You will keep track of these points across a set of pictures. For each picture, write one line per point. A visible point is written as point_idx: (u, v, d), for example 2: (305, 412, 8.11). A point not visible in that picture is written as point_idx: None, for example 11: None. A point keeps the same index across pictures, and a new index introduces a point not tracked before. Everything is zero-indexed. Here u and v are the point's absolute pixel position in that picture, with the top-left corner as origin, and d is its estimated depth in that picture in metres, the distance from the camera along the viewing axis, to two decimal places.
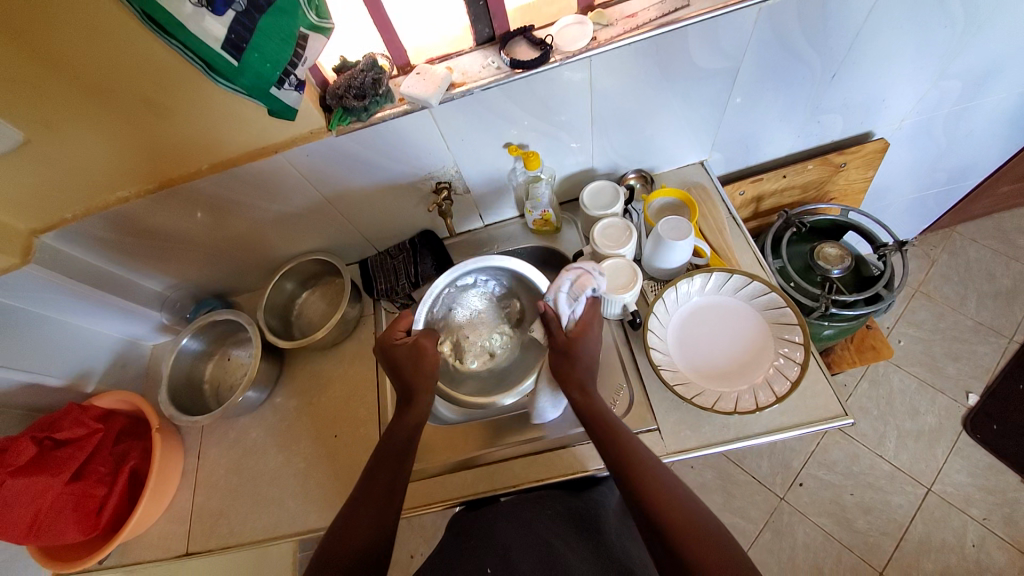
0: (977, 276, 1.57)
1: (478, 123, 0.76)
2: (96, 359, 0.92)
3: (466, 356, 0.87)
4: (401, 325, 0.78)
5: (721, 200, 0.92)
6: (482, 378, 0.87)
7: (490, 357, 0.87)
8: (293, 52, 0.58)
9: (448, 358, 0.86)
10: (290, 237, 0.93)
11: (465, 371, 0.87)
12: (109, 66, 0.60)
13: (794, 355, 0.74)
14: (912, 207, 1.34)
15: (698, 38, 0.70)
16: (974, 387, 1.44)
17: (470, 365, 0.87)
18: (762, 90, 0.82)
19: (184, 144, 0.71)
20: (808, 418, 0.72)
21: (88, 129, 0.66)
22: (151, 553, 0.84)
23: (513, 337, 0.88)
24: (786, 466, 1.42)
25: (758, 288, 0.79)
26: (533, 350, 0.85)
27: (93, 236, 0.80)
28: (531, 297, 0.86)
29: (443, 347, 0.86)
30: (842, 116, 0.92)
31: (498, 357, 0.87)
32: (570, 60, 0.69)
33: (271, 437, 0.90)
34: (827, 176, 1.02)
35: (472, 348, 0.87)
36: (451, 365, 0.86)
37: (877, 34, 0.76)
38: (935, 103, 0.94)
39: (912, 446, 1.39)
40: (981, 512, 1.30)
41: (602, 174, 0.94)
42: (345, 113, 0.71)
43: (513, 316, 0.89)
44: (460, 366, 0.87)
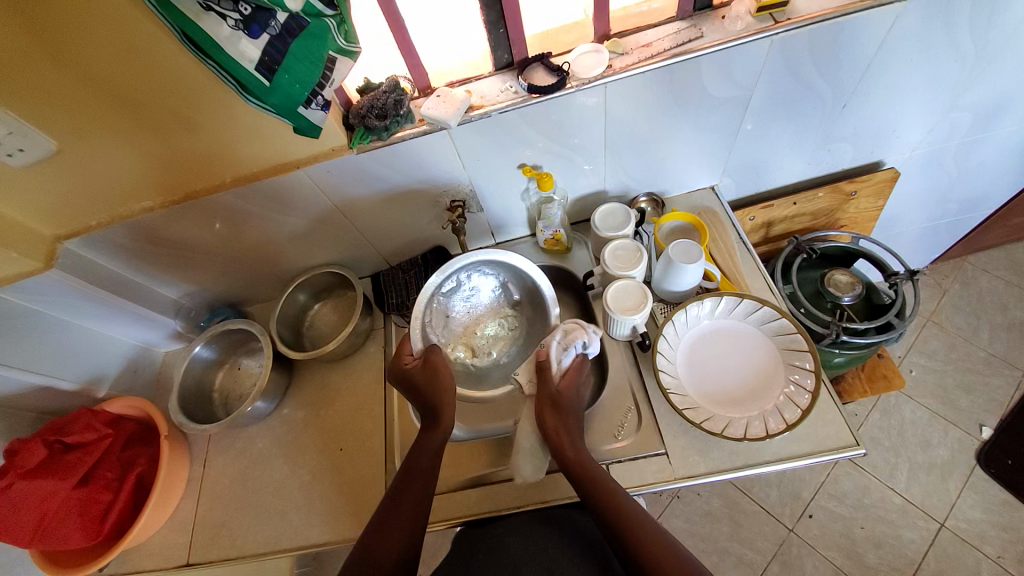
0: (990, 307, 1.56)
1: (494, 144, 0.78)
2: (109, 364, 0.93)
3: (483, 352, 0.88)
4: (407, 347, 0.82)
5: (732, 225, 0.93)
6: (509, 364, 0.88)
7: (501, 343, 0.89)
8: (321, 73, 0.60)
9: (467, 361, 0.87)
10: (305, 249, 0.95)
11: (487, 365, 0.88)
12: (145, 83, 0.63)
13: (804, 382, 0.73)
14: (923, 236, 1.34)
15: (711, 67, 0.72)
16: (988, 420, 1.41)
17: (487, 358, 0.88)
18: (773, 119, 0.84)
19: (210, 157, 0.74)
20: (818, 448, 0.72)
21: (118, 140, 0.69)
22: (152, 562, 0.83)
23: (516, 315, 0.90)
24: (795, 495, 1.39)
25: (769, 313, 0.79)
26: (540, 318, 0.87)
27: (115, 243, 0.82)
28: (525, 282, 0.87)
29: (457, 354, 0.86)
30: (852, 145, 0.93)
31: (509, 339, 0.89)
32: (586, 86, 0.71)
33: (277, 448, 0.90)
34: (837, 204, 1.03)
35: (482, 342, 0.88)
36: (469, 366, 0.87)
37: (886, 67, 0.78)
38: (945, 134, 0.95)
39: (924, 479, 1.36)
40: (996, 550, 1.26)
41: (614, 196, 0.95)
42: (367, 132, 0.73)
43: (510, 297, 0.91)
44: (478, 363, 0.87)
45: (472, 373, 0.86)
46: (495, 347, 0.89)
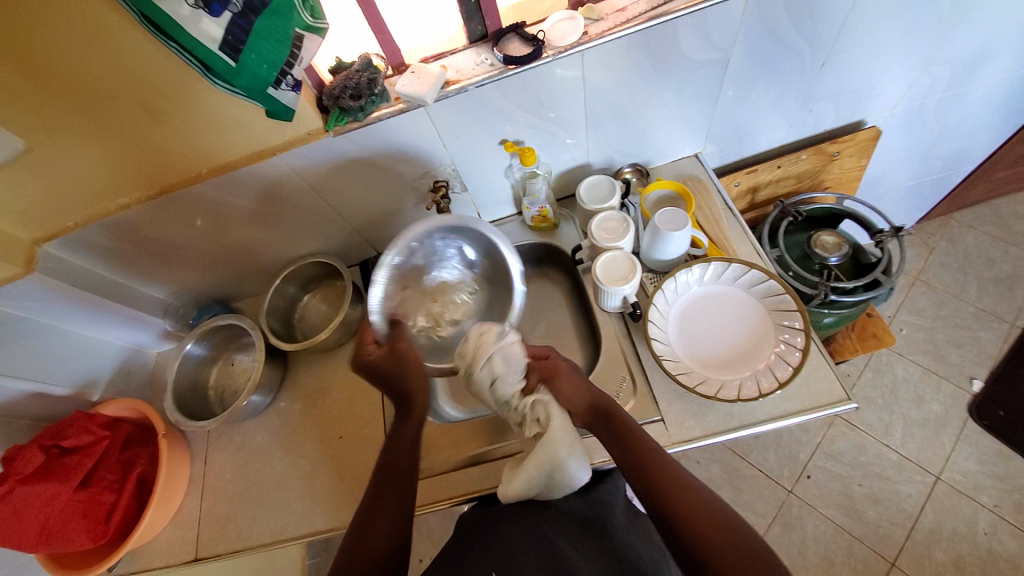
0: (977, 262, 1.57)
1: (474, 120, 0.77)
2: (100, 367, 0.93)
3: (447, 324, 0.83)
4: (368, 336, 0.75)
5: (717, 191, 0.93)
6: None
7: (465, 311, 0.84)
8: (289, 52, 0.59)
9: (431, 335, 0.81)
10: (290, 241, 0.94)
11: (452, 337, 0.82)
12: (108, 72, 0.61)
13: (794, 341, 0.74)
14: (908, 195, 1.34)
15: (687, 30, 0.71)
16: (978, 373, 1.44)
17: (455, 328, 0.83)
18: (753, 81, 0.83)
19: (183, 148, 0.72)
20: (811, 404, 0.73)
21: (88, 136, 0.67)
22: (160, 560, 0.84)
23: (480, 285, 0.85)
24: (792, 458, 1.42)
25: (757, 276, 0.79)
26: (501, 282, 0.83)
27: (96, 245, 0.81)
28: (488, 252, 0.82)
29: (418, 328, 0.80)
30: (834, 104, 0.93)
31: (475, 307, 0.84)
32: (562, 56, 0.70)
33: (277, 440, 0.90)
34: (822, 165, 1.03)
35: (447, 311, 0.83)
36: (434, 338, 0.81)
37: (864, 21, 0.77)
38: (926, 89, 0.95)
39: (918, 435, 1.39)
40: (991, 499, 1.29)
41: (598, 169, 0.95)
42: (342, 114, 0.72)
43: (473, 264, 0.85)
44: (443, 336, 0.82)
45: (440, 347, 0.81)
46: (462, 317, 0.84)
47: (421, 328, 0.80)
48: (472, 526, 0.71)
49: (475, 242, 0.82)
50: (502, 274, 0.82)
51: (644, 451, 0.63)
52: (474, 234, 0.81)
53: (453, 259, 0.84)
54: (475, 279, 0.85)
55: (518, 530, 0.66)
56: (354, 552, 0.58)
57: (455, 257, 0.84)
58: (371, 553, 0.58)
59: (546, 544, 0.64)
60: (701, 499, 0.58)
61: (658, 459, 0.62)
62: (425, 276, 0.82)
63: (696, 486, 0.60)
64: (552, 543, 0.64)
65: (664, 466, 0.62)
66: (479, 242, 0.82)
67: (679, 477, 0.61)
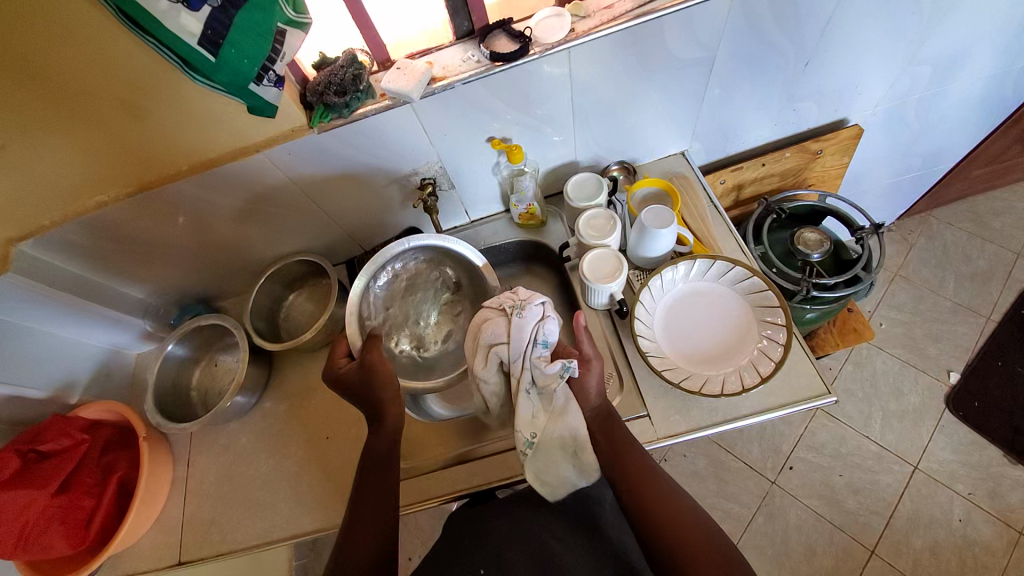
0: (954, 258, 1.61)
1: (460, 117, 0.76)
2: (79, 369, 0.90)
3: (428, 341, 0.85)
4: (340, 350, 0.76)
5: (702, 188, 0.94)
6: (457, 350, 0.85)
7: (448, 329, 0.86)
8: (271, 47, 0.58)
9: (413, 353, 0.83)
10: (273, 239, 0.92)
11: (435, 354, 0.84)
12: (83, 68, 0.59)
13: (777, 337, 0.75)
14: (889, 192, 1.37)
15: (674, 29, 0.72)
16: (955, 365, 1.48)
17: (439, 345, 0.85)
18: (739, 80, 0.84)
19: (163, 144, 0.71)
20: (793, 399, 0.74)
21: (62, 133, 0.65)
22: (142, 564, 0.82)
23: (459, 300, 0.88)
24: (776, 450, 1.45)
25: (741, 272, 0.80)
26: (479, 296, 0.86)
27: (72, 244, 0.78)
28: (462, 263, 0.85)
29: (401, 346, 0.83)
30: (817, 103, 0.94)
31: (458, 322, 0.87)
32: (549, 52, 0.70)
33: (262, 441, 0.89)
34: (805, 163, 1.05)
35: (426, 329, 0.85)
36: (417, 357, 0.83)
37: (846, 21, 0.78)
38: (906, 88, 0.97)
39: (897, 426, 1.42)
40: (965, 487, 1.33)
41: (585, 167, 0.95)
42: (327, 110, 0.71)
43: (450, 281, 0.87)
44: (427, 354, 0.84)
45: (421, 364, 0.83)
46: (445, 334, 0.86)
47: (403, 346, 0.83)
48: (460, 523, 0.71)
49: (451, 259, 0.85)
50: (480, 285, 0.84)
51: (641, 469, 0.64)
52: (440, 250, 0.84)
53: (430, 277, 0.87)
54: (455, 295, 0.88)
55: (507, 528, 0.66)
56: (343, 557, 0.58)
57: (433, 274, 0.87)
58: (360, 556, 0.58)
59: (535, 542, 0.64)
60: (692, 520, 0.59)
61: (654, 477, 0.63)
62: (405, 296, 0.85)
63: (688, 505, 0.61)
64: (541, 542, 0.64)
65: (659, 484, 0.63)
66: (454, 258, 0.85)
67: (669, 495, 0.62)
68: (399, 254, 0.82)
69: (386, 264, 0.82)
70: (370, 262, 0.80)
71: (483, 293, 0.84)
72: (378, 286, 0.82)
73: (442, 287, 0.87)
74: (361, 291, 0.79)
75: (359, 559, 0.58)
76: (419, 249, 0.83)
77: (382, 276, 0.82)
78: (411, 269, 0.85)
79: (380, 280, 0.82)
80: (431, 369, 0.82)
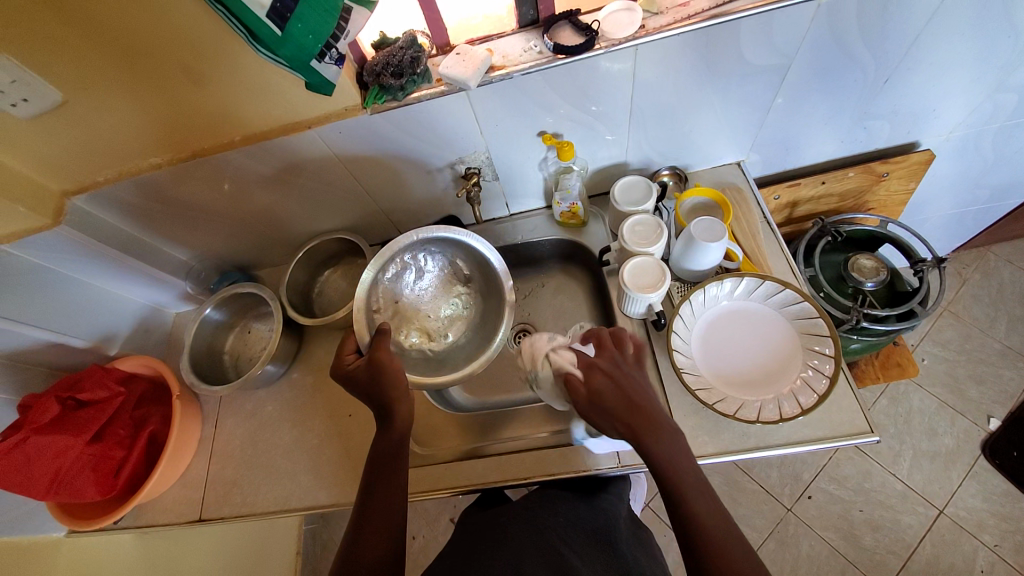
0: (1010, 298, 1.52)
1: (515, 108, 0.74)
2: (120, 323, 0.93)
3: (439, 335, 0.82)
4: (348, 346, 0.74)
5: (756, 202, 0.89)
6: (467, 344, 0.81)
7: (458, 323, 0.84)
8: (336, 24, 0.57)
9: (423, 347, 0.80)
10: (313, 214, 0.93)
11: (447, 347, 0.81)
12: (149, 31, 0.59)
13: (823, 368, 0.71)
14: (950, 222, 1.29)
15: (749, 33, 0.67)
16: (997, 411, 1.40)
17: (450, 339, 0.82)
18: (809, 93, 0.79)
19: (217, 112, 0.71)
20: (831, 434, 0.71)
21: (123, 94, 0.66)
22: (165, 516, 0.85)
23: (471, 292, 0.85)
24: (795, 477, 1.40)
25: (791, 296, 0.76)
26: (491, 287, 0.83)
27: (123, 202, 0.80)
28: (474, 255, 0.82)
29: (411, 340, 0.80)
30: (889, 123, 0.88)
31: (469, 316, 0.84)
32: (614, 49, 0.67)
33: (287, 412, 0.91)
34: (867, 186, 0.99)
35: (435, 323, 0.82)
36: (428, 352, 0.80)
37: (936, 40, 0.73)
38: (990, 115, 0.90)
39: (926, 467, 1.36)
40: (993, 538, 1.27)
41: (634, 170, 0.92)
42: (382, 91, 0.70)
43: (461, 274, 0.85)
44: (437, 348, 0.81)
45: (432, 358, 0.80)
46: (456, 328, 0.83)
47: (413, 340, 0.80)
48: (479, 524, 0.74)
49: (463, 251, 0.82)
50: (491, 277, 0.81)
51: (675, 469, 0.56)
52: (450, 242, 0.81)
53: (441, 270, 0.84)
54: (467, 288, 0.85)
55: (523, 531, 0.69)
56: (353, 554, 0.60)
57: (444, 267, 0.84)
58: (370, 557, 0.59)
59: (549, 547, 0.66)
60: (728, 530, 0.55)
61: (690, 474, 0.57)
62: (415, 288, 0.82)
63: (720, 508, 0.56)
64: (555, 547, 0.67)
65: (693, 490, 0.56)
66: (467, 252, 0.82)
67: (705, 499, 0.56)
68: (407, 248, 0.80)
69: (393, 258, 0.79)
70: (376, 256, 0.77)
71: (496, 289, 0.81)
72: (386, 279, 0.79)
73: (453, 280, 0.85)
74: (370, 284, 0.77)
75: (369, 560, 0.59)
76: (430, 241, 0.81)
77: (390, 269, 0.80)
78: (420, 261, 0.82)
79: (389, 272, 0.80)
80: (443, 364, 0.79)
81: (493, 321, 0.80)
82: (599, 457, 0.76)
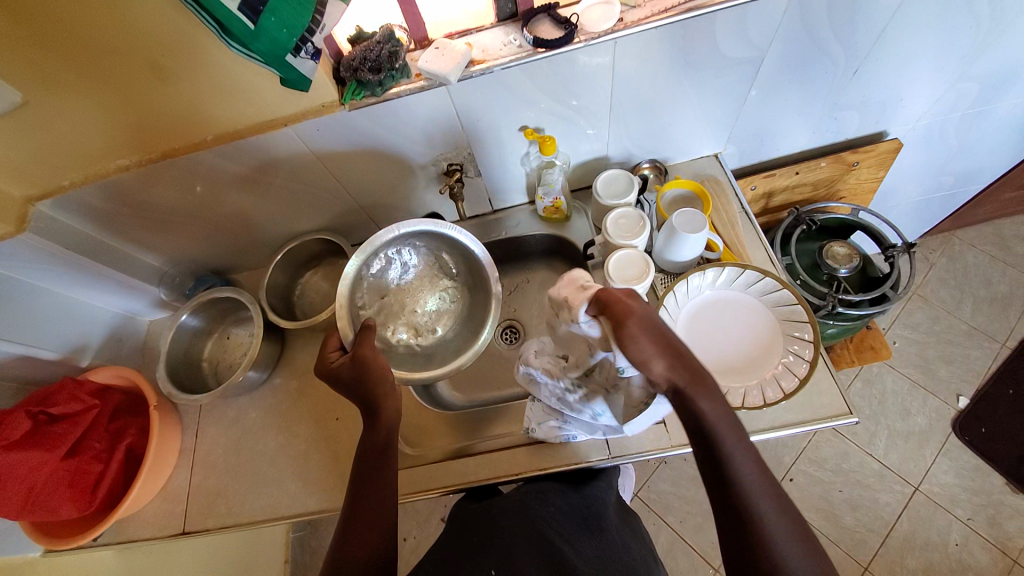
0: (974, 281, 1.58)
1: (495, 103, 0.74)
2: (91, 333, 0.90)
3: (427, 330, 0.83)
4: (332, 343, 0.71)
5: (734, 193, 0.91)
6: (455, 338, 0.82)
7: (446, 316, 0.84)
8: (311, 18, 0.56)
9: (411, 342, 0.81)
10: (293, 215, 0.91)
11: (435, 342, 0.82)
12: (112, 26, 0.57)
13: (803, 353, 0.73)
14: (917, 209, 1.34)
15: (725, 25, 0.69)
16: (965, 390, 1.46)
17: (439, 333, 0.83)
18: (782, 84, 0.81)
19: (188, 110, 0.69)
20: (812, 416, 0.73)
21: (88, 92, 0.63)
22: (146, 531, 0.83)
23: (458, 286, 0.85)
24: (778, 461, 1.44)
25: (770, 284, 0.78)
26: (477, 280, 0.82)
27: (90, 207, 0.77)
28: (459, 249, 0.82)
29: (398, 336, 0.80)
30: (858, 113, 0.91)
31: (457, 309, 0.84)
32: (593, 42, 0.67)
33: (272, 419, 0.89)
34: (838, 175, 1.02)
35: (424, 317, 0.83)
36: (417, 346, 0.81)
37: (901, 31, 0.75)
38: (951, 105, 0.94)
39: (901, 445, 1.41)
40: (965, 511, 1.33)
41: (615, 163, 0.93)
42: (360, 87, 0.69)
43: (448, 269, 0.85)
44: (426, 343, 0.82)
45: (420, 353, 0.80)
46: (444, 322, 0.84)
47: (401, 336, 0.80)
48: (471, 520, 0.74)
49: (448, 245, 0.82)
50: (478, 269, 0.81)
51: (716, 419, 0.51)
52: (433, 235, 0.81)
53: (427, 265, 0.84)
54: (453, 282, 0.85)
55: (517, 525, 0.68)
56: (344, 553, 0.58)
57: (431, 262, 0.84)
58: (361, 555, 0.58)
59: (545, 540, 0.66)
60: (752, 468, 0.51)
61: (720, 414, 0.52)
62: (400, 284, 0.82)
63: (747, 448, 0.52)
64: (551, 540, 0.66)
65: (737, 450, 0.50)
66: (451, 246, 0.82)
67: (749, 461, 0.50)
68: (391, 242, 0.78)
69: (376, 254, 0.78)
70: (360, 251, 0.74)
71: (483, 283, 0.81)
72: (371, 273, 0.79)
73: (439, 275, 0.85)
74: (353, 279, 0.74)
75: (362, 558, 0.58)
76: (415, 236, 0.80)
77: (375, 264, 0.79)
78: (406, 257, 0.82)
79: (375, 267, 0.79)
80: (431, 358, 0.80)
81: (480, 316, 0.80)
82: (589, 449, 0.76)
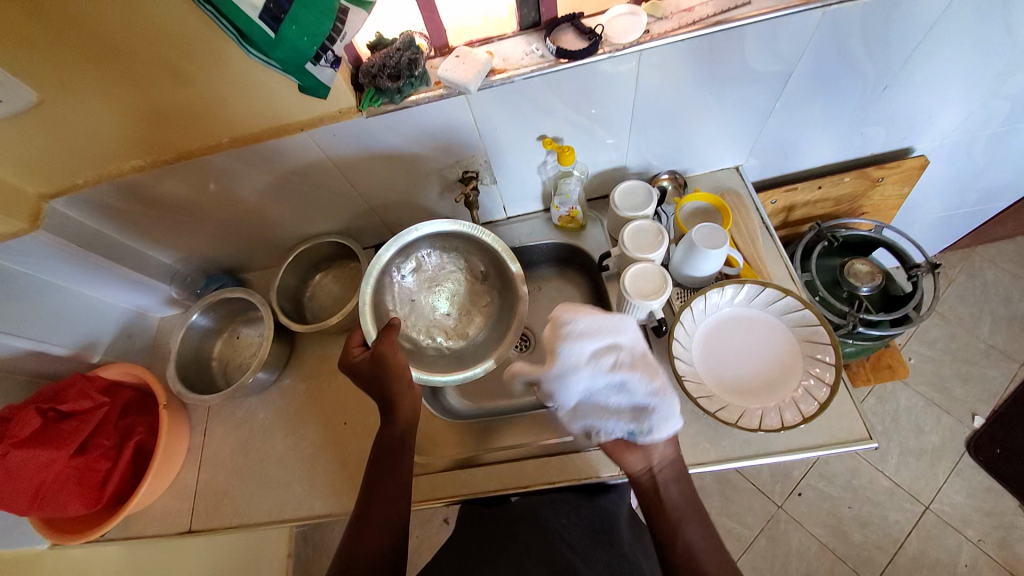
0: (993, 298, 1.55)
1: (515, 112, 0.73)
2: (103, 329, 0.90)
3: (457, 332, 0.82)
4: (355, 340, 0.72)
5: (755, 207, 0.89)
6: (485, 341, 0.81)
7: (478, 318, 0.83)
8: (332, 26, 0.55)
9: (442, 345, 0.81)
10: (305, 217, 0.90)
11: (466, 344, 0.81)
12: (129, 29, 0.56)
13: (824, 377, 0.71)
14: (939, 225, 1.30)
15: (754, 39, 0.67)
16: (981, 410, 1.43)
17: (470, 335, 0.82)
18: (809, 98, 0.78)
19: (204, 113, 0.68)
20: (831, 440, 0.71)
21: (104, 93, 0.63)
22: (153, 528, 0.83)
23: (487, 287, 0.84)
24: (786, 474, 1.42)
25: (791, 304, 0.76)
26: (506, 280, 0.81)
27: (105, 205, 0.77)
28: (488, 250, 0.81)
29: (428, 338, 0.80)
30: (886, 129, 0.88)
31: (488, 310, 0.83)
32: (618, 53, 0.66)
33: (280, 421, 0.88)
34: (863, 190, 0.99)
35: (455, 319, 0.83)
36: (448, 348, 0.81)
37: (937, 47, 0.72)
38: (982, 123, 0.91)
39: (913, 464, 1.39)
40: (976, 533, 1.30)
41: (633, 174, 0.91)
42: (378, 93, 0.68)
43: (477, 271, 0.84)
44: (458, 344, 0.82)
45: (450, 355, 0.80)
46: (476, 324, 0.83)
47: (431, 338, 0.81)
48: (481, 526, 0.74)
49: (474, 247, 0.82)
50: (505, 267, 0.79)
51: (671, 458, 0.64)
52: (459, 235, 0.80)
53: (457, 267, 0.84)
54: (484, 283, 0.84)
55: (526, 535, 0.68)
56: (353, 551, 0.58)
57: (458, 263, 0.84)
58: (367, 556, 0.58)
59: (551, 548, 0.66)
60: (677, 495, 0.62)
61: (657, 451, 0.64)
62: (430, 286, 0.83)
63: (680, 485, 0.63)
64: (557, 548, 0.66)
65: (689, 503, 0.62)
66: (480, 247, 0.81)
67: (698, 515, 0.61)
68: (418, 243, 0.80)
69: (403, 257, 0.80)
70: (386, 250, 0.75)
71: (511, 283, 0.79)
72: (401, 275, 0.80)
73: (468, 277, 0.84)
74: (379, 281, 0.75)
75: (368, 558, 0.58)
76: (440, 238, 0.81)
77: (404, 266, 0.80)
78: (436, 260, 0.83)
79: (404, 268, 0.80)
80: (462, 360, 0.79)
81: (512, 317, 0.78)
82: (600, 466, 0.75)
